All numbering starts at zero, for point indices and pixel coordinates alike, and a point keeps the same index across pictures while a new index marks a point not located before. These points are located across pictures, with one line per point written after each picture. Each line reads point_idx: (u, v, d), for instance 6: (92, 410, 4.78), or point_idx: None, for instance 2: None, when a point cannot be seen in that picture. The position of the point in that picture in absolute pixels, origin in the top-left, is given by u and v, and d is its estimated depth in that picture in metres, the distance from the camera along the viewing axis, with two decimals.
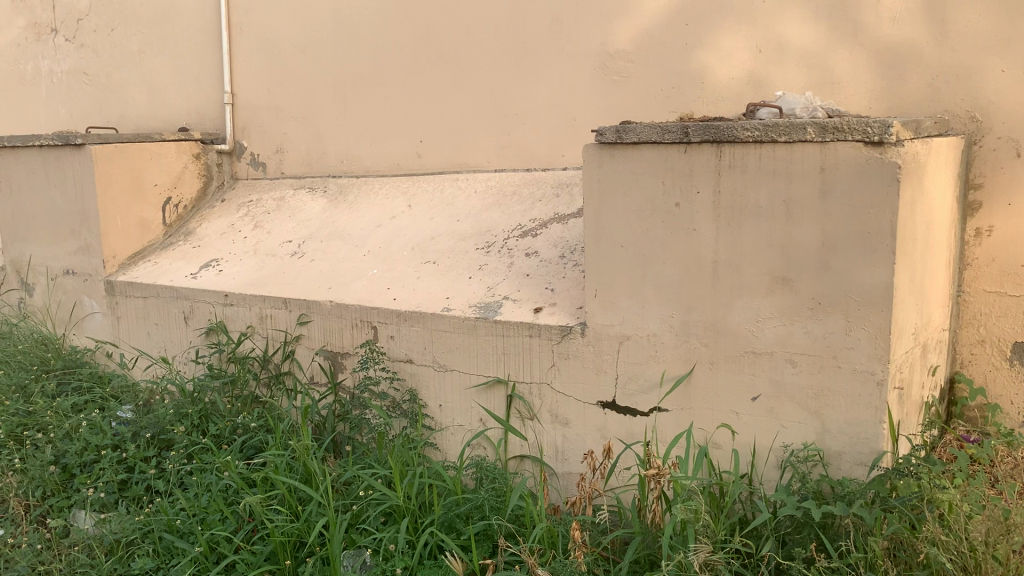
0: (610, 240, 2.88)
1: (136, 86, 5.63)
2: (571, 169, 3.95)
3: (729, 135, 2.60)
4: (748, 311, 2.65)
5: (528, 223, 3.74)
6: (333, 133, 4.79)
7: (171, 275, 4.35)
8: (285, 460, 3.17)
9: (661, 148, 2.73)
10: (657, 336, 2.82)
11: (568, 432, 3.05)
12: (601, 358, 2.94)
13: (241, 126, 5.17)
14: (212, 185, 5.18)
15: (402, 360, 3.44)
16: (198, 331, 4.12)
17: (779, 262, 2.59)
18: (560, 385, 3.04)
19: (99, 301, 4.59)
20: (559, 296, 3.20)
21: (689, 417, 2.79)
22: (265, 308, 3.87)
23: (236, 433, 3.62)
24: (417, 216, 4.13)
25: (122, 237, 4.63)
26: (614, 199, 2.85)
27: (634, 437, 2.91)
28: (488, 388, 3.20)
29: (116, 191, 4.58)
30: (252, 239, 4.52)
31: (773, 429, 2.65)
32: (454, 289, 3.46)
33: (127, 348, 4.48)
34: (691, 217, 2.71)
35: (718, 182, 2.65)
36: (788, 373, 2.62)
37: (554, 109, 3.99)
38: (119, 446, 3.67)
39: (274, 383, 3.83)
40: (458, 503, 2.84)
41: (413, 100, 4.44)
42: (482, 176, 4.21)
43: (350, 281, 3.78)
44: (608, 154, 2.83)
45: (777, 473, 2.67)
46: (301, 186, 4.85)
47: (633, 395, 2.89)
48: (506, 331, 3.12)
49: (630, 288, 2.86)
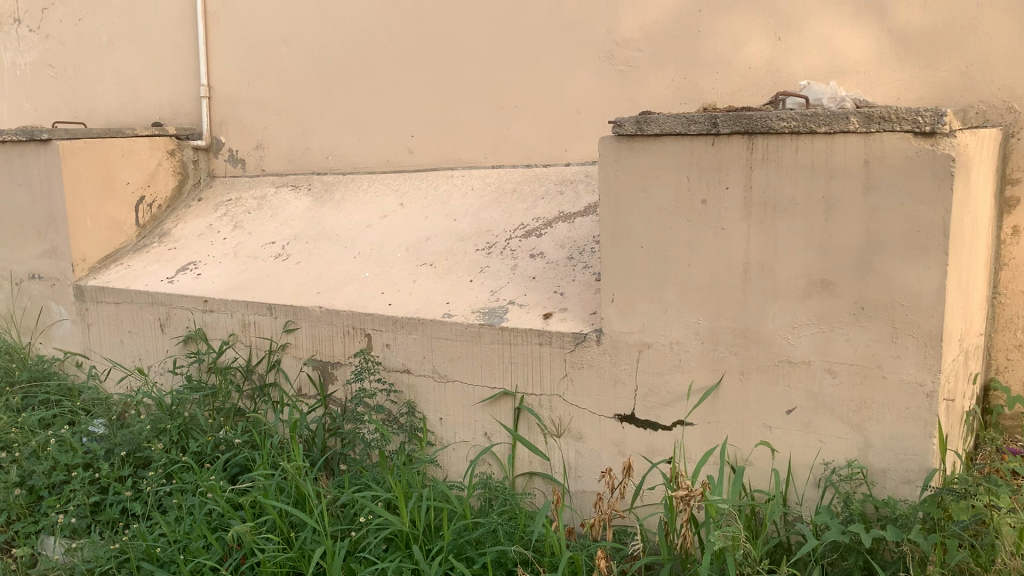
0: (629, 240, 2.65)
1: (105, 79, 5.33)
2: (575, 165, 3.74)
3: (762, 126, 2.39)
4: (783, 317, 2.44)
5: (530, 222, 3.51)
6: (317, 128, 4.52)
7: (145, 279, 4.07)
8: (275, 481, 2.92)
9: (685, 141, 2.51)
10: (681, 344, 2.61)
11: (582, 447, 2.83)
12: (619, 368, 2.72)
13: (219, 121, 4.89)
14: (188, 183, 4.89)
15: (399, 370, 3.20)
16: (176, 339, 3.85)
17: (818, 264, 2.38)
18: (573, 397, 2.81)
19: (68, 308, 4.29)
20: (570, 301, 2.97)
21: (717, 431, 2.58)
22: (248, 315, 3.61)
23: (219, 450, 3.37)
24: (410, 215, 3.88)
25: (91, 239, 4.34)
26: (633, 196, 2.63)
27: (656, 453, 2.69)
28: (494, 401, 2.97)
29: (86, 189, 4.29)
30: (231, 241, 4.25)
31: (811, 444, 2.45)
32: (454, 293, 3.22)
33: (98, 358, 4.19)
34: (719, 215, 2.50)
35: (749, 177, 2.44)
36: (827, 384, 2.42)
37: (556, 100, 3.77)
38: (91, 465, 3.39)
39: (258, 395, 3.58)
40: (468, 528, 2.60)
41: (404, 92, 4.20)
42: (479, 173, 3.98)
43: (340, 286, 3.53)
44: (627, 147, 2.61)
45: (815, 492, 2.46)
46: (283, 184, 4.59)
47: (655, 408, 2.67)
48: (513, 339, 2.89)
49: (651, 293, 2.64)
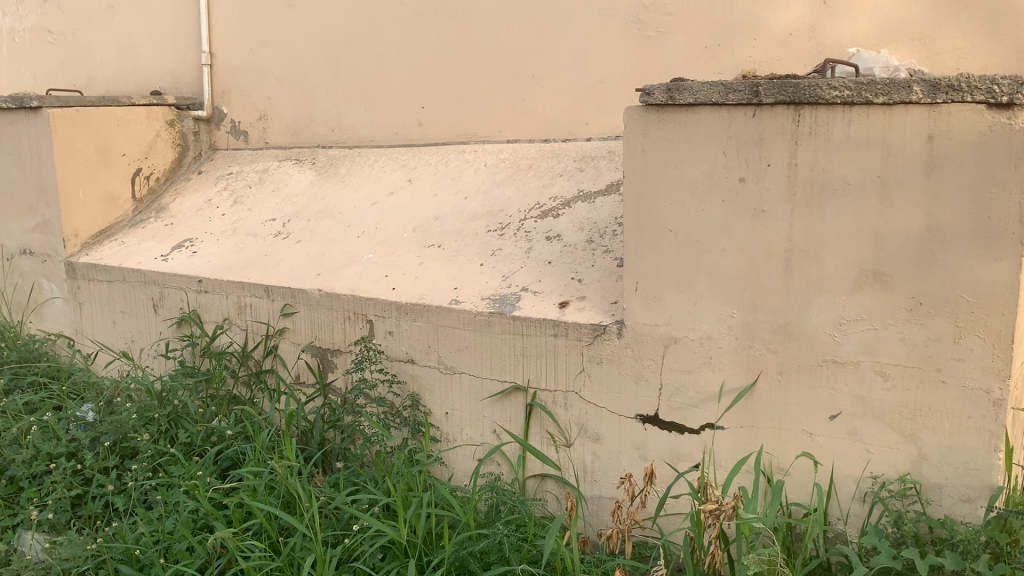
0: (656, 223, 2.38)
1: (104, 45, 5.08)
2: (597, 140, 3.46)
3: (811, 96, 2.12)
4: (828, 312, 2.19)
5: (547, 201, 3.23)
6: (323, 99, 4.26)
7: (139, 256, 3.84)
8: (265, 479, 2.70)
9: (722, 111, 2.25)
10: (712, 339, 2.35)
11: (600, 449, 2.58)
12: (641, 364, 2.46)
13: (221, 90, 4.64)
14: (188, 156, 4.65)
15: (402, 360, 2.96)
16: (169, 321, 3.63)
17: (871, 253, 2.12)
18: (591, 394, 2.56)
19: (59, 285, 4.08)
20: (589, 289, 2.71)
21: (751, 437, 2.33)
22: (244, 297, 3.38)
23: (211, 441, 3.15)
24: (418, 192, 3.63)
25: (84, 213, 4.12)
26: (662, 174, 2.35)
27: (681, 459, 2.44)
28: (505, 396, 2.73)
29: (78, 161, 4.06)
30: (230, 217, 4.01)
31: (856, 455, 2.19)
32: (463, 278, 2.97)
33: (89, 339, 3.98)
34: (758, 196, 2.23)
35: (794, 153, 2.18)
36: (878, 388, 2.15)
37: (577, 70, 3.49)
38: (75, 454, 3.19)
39: (254, 382, 3.37)
40: (473, 539, 2.36)
41: (414, 60, 3.92)
42: (493, 148, 3.71)
43: (342, 267, 3.28)
44: (656, 118, 2.33)
45: (861, 508, 2.20)
46: (287, 157, 4.34)
47: (681, 410, 2.42)
48: (526, 330, 2.64)
49: (679, 282, 2.38)
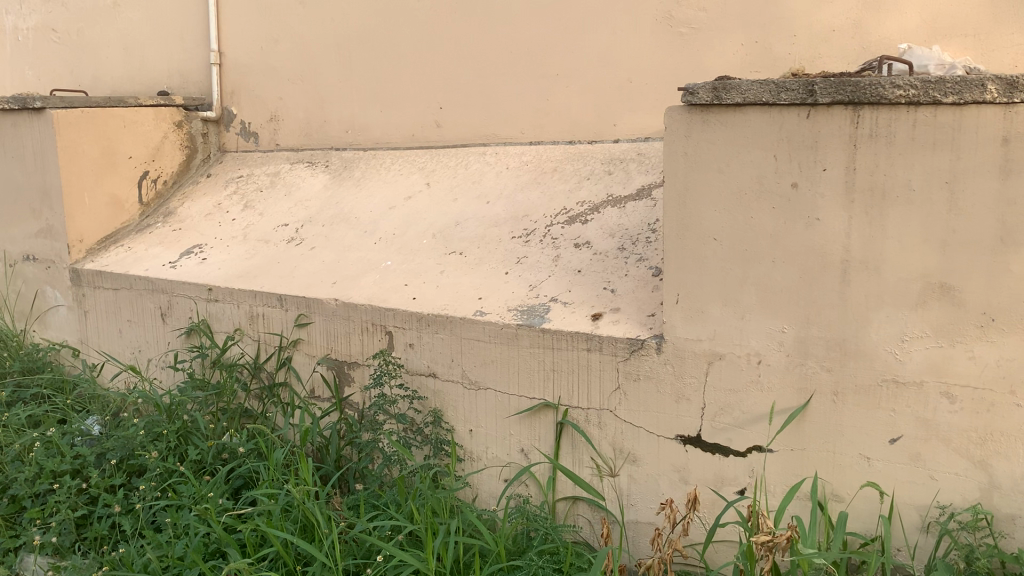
0: (699, 231, 2.22)
1: (110, 43, 4.94)
2: (625, 142, 3.31)
3: (872, 95, 1.97)
4: (889, 329, 2.04)
5: (574, 206, 3.08)
6: (336, 99, 4.11)
7: (146, 263, 3.70)
8: (280, 503, 2.55)
9: (773, 112, 2.09)
10: (761, 356, 2.19)
11: (637, 472, 2.42)
12: (682, 382, 2.31)
13: (230, 90, 4.49)
14: (197, 158, 4.50)
15: (423, 374, 2.81)
16: (177, 331, 3.48)
17: (937, 265, 1.97)
18: (627, 413, 2.41)
19: (63, 293, 3.94)
20: (623, 300, 2.55)
21: (803, 461, 2.17)
22: (256, 306, 3.23)
23: (222, 458, 3.01)
24: (437, 196, 3.47)
25: (89, 217, 3.98)
26: (705, 179, 2.20)
27: (726, 483, 2.29)
28: (534, 414, 2.58)
29: (83, 164, 3.92)
30: (241, 222, 3.86)
31: (919, 481, 2.04)
32: (487, 287, 2.82)
33: (95, 349, 3.84)
34: (813, 203, 2.08)
35: (852, 157, 2.02)
36: (944, 411, 2.00)
37: (604, 68, 3.33)
38: (80, 471, 3.04)
39: (267, 395, 3.22)
40: (504, 571, 2.26)
41: (432, 59, 3.77)
42: (515, 150, 3.55)
43: (358, 275, 3.13)
44: (700, 118, 2.17)
45: (925, 539, 2.06)
46: (299, 160, 4.20)
47: (725, 431, 2.26)
48: (557, 344, 2.48)
49: (724, 295, 2.22)
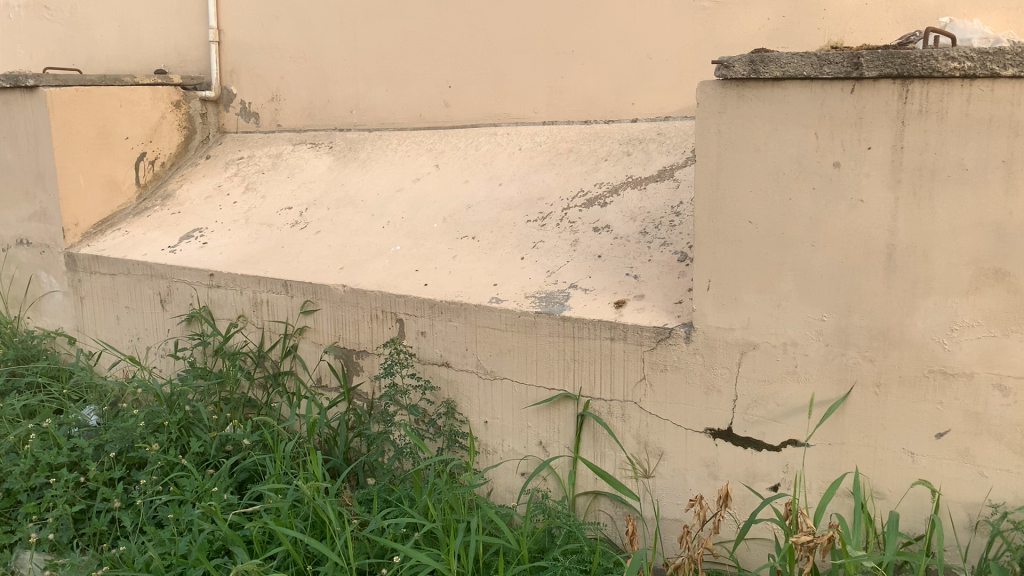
0: (732, 214, 2.10)
1: (105, 21, 4.78)
2: (643, 122, 3.18)
3: (923, 68, 1.84)
4: (937, 317, 1.92)
5: (591, 188, 2.95)
6: (340, 77, 3.97)
7: (144, 248, 3.57)
8: (288, 499, 2.44)
9: (815, 86, 1.96)
10: (798, 345, 2.08)
11: (663, 466, 2.31)
12: (712, 373, 2.19)
13: (229, 69, 4.35)
14: (195, 139, 4.36)
15: (436, 363, 2.69)
16: (178, 318, 3.36)
17: (992, 249, 1.85)
18: (652, 405, 2.29)
19: (58, 278, 3.81)
20: (647, 286, 2.43)
21: (842, 455, 2.07)
22: (260, 292, 3.10)
23: (226, 450, 2.90)
24: (447, 178, 3.34)
25: (85, 200, 3.85)
26: (740, 158, 2.07)
27: (758, 479, 2.18)
28: (553, 405, 2.46)
29: (78, 145, 3.78)
30: (242, 205, 3.73)
31: (968, 477, 1.94)
32: (502, 273, 2.69)
33: (92, 337, 3.72)
34: (856, 183, 1.96)
35: (900, 135, 1.90)
36: (995, 403, 1.90)
37: (621, 45, 3.20)
38: (78, 464, 2.92)
39: (272, 385, 3.11)
40: (528, 572, 2.17)
41: (441, 36, 3.63)
42: (527, 131, 3.42)
43: (366, 260, 3.01)
44: (735, 94, 2.05)
45: (975, 539, 1.96)
46: (302, 141, 4.06)
47: (759, 424, 2.15)
48: (578, 333, 2.36)
49: (759, 281, 2.10)
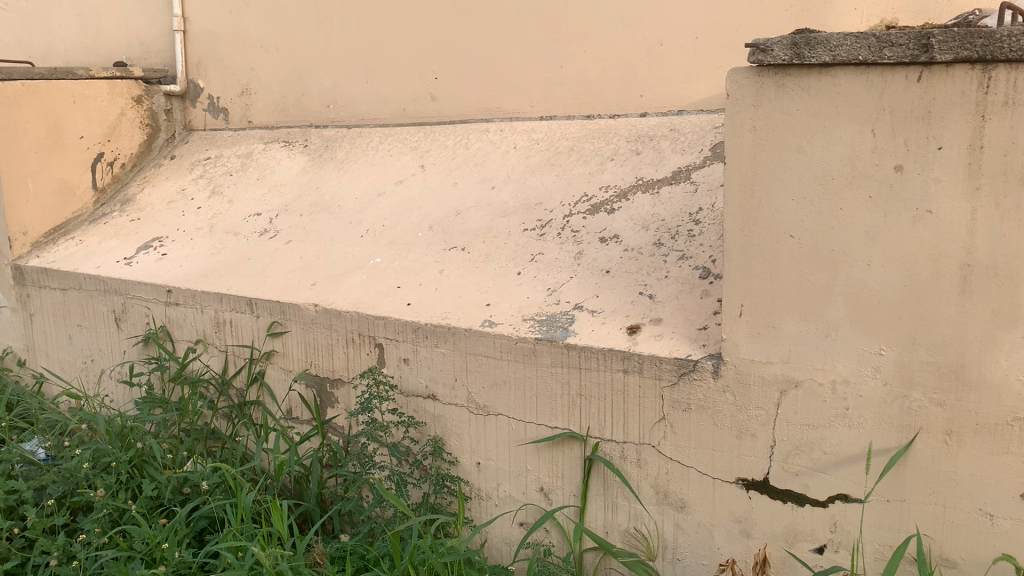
0: (771, 226, 1.76)
1: (63, 9, 4.40)
2: (654, 116, 2.83)
3: (1010, 49, 1.50)
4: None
5: (597, 193, 2.60)
6: (316, 69, 3.61)
7: (97, 260, 3.21)
8: (248, 562, 2.08)
9: (874, 73, 1.61)
10: (850, 384, 1.74)
11: (686, 521, 1.97)
12: (745, 414, 1.85)
13: (196, 60, 3.98)
14: (159, 138, 3.98)
15: (421, 395, 2.34)
16: (133, 339, 3.01)
17: None
18: (673, 450, 1.95)
19: (6, 293, 3.45)
20: (665, 308, 2.08)
21: (903, 515, 1.73)
22: (223, 311, 2.75)
23: (183, 493, 2.54)
24: (433, 181, 2.99)
25: (34, 206, 3.48)
26: (779, 159, 1.73)
27: (800, 539, 1.85)
28: (555, 446, 2.12)
29: (25, 145, 3.42)
30: (207, 211, 3.37)
31: None
32: (496, 291, 2.34)
33: (43, 358, 3.37)
34: (923, 190, 1.61)
35: (979, 132, 1.55)
36: None
37: (628, 30, 2.85)
38: (15, 510, 2.55)
39: (236, 416, 2.75)
40: None
41: (426, 21, 3.28)
42: (522, 127, 3.07)
43: (341, 275, 2.65)
44: (774, 83, 1.70)
45: None
46: (274, 139, 3.70)
47: (801, 475, 1.82)
48: (585, 365, 2.02)
49: (802, 307, 1.76)
